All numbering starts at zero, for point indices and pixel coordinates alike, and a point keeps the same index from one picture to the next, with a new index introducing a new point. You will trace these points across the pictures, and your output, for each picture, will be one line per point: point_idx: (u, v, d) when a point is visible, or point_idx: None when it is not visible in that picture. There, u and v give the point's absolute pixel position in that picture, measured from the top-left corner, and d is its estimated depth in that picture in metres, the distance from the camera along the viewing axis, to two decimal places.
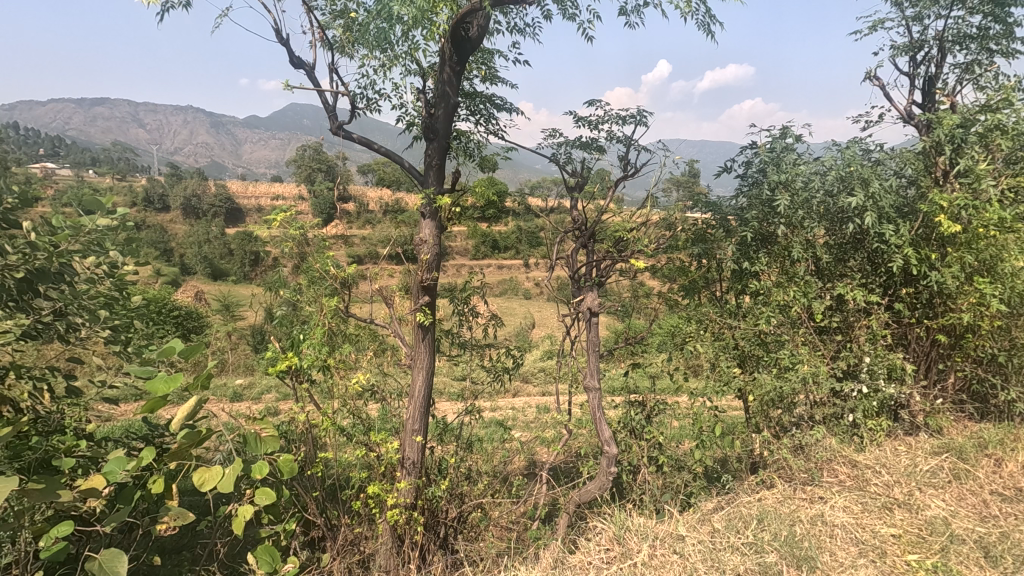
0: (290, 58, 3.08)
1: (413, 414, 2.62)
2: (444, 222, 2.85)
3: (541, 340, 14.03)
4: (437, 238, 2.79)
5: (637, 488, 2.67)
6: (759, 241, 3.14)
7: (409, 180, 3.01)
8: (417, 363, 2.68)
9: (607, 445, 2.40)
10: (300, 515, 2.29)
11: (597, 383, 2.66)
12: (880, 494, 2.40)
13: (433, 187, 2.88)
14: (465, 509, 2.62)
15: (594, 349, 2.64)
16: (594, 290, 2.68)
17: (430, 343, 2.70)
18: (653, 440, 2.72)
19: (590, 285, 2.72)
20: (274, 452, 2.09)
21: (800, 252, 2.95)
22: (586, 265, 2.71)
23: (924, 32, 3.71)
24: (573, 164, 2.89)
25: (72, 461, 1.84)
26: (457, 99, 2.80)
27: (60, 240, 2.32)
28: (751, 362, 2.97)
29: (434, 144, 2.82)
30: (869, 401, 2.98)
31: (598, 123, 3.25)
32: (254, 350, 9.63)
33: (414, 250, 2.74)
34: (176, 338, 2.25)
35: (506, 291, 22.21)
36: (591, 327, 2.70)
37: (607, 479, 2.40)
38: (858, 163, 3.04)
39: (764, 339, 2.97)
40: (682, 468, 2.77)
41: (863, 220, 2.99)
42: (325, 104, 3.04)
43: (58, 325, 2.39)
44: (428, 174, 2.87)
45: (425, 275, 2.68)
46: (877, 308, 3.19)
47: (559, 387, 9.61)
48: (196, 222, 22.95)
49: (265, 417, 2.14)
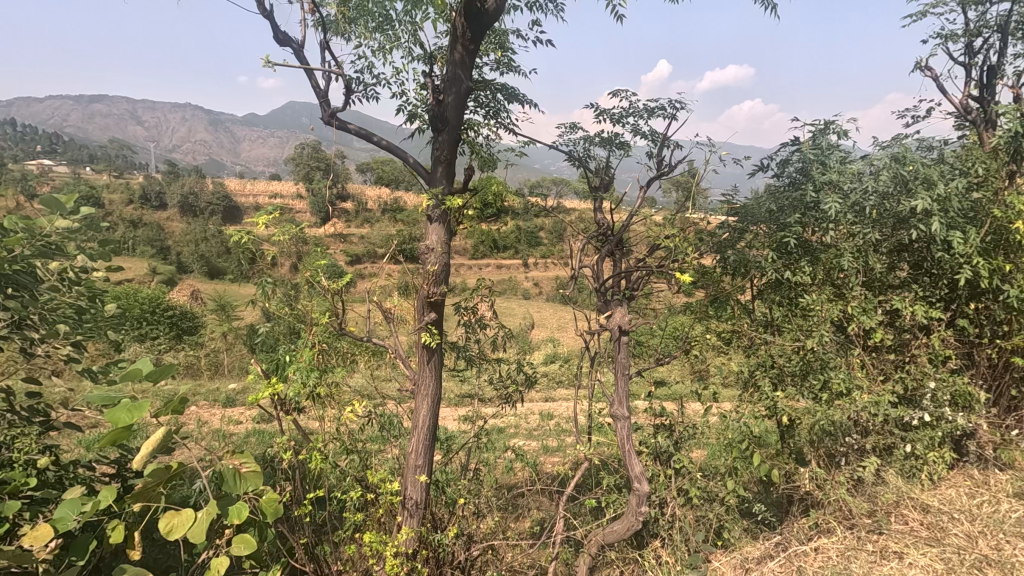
0: (276, 35, 2.78)
1: (416, 443, 2.42)
2: (453, 223, 2.58)
3: (542, 343, 13.83)
4: (445, 242, 2.51)
5: (665, 524, 2.42)
6: (803, 250, 2.90)
7: (414, 176, 2.74)
8: (421, 386, 2.43)
9: (637, 482, 2.17)
10: (285, 563, 1.98)
11: (625, 409, 2.37)
12: (967, 549, 2.18)
13: (441, 184, 2.61)
14: (473, 554, 2.33)
15: (625, 372, 2.44)
16: (624, 305, 2.43)
17: (435, 366, 2.43)
18: (682, 468, 2.50)
19: (619, 299, 2.46)
20: (258, 488, 1.82)
21: (852, 261, 2.70)
22: (613, 277, 2.45)
23: (989, 16, 3.44)
24: (595, 161, 2.79)
25: (15, 506, 1.56)
26: (469, 83, 2.50)
27: (15, 243, 2.01)
28: (790, 382, 2.74)
29: (443, 136, 2.54)
30: (934, 431, 2.71)
31: (622, 116, 3.01)
32: (251, 351, 9.43)
33: (418, 258, 2.46)
34: (145, 357, 1.97)
35: (507, 292, 21.97)
36: (620, 347, 2.45)
37: (635, 519, 2.17)
38: (917, 162, 2.80)
39: (808, 358, 2.70)
40: (713, 500, 2.56)
41: (928, 226, 2.72)
42: (318, 91, 2.77)
43: (15, 338, 2.10)
44: (434, 169, 2.61)
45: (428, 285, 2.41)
46: (939, 324, 2.96)
47: (562, 393, 9.42)
48: (195, 220, 22.79)
49: (246, 448, 1.86)
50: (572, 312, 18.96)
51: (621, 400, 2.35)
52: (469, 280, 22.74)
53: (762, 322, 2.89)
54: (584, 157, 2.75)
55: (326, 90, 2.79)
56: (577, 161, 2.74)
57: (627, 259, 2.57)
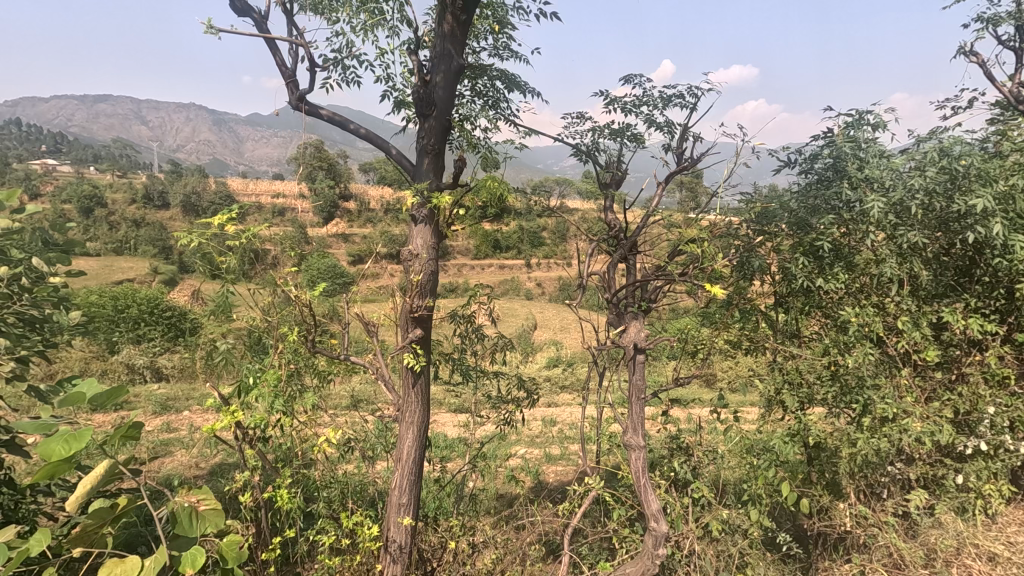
0: (233, 3, 2.69)
1: (402, 478, 2.55)
2: (441, 228, 2.55)
3: (543, 345, 13.65)
4: (430, 248, 2.50)
5: (684, 563, 2.20)
6: (834, 254, 2.72)
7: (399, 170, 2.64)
8: (407, 413, 2.52)
9: (656, 521, 1.97)
10: None
11: (640, 437, 2.16)
12: None
13: (429, 178, 2.49)
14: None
15: (639, 396, 2.19)
16: (639, 320, 2.22)
17: (420, 391, 2.51)
18: (703, 498, 2.31)
19: (634, 312, 2.25)
20: (220, 527, 1.62)
21: (896, 268, 2.52)
22: (626, 288, 2.23)
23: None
24: (606, 155, 2.58)
25: None
26: (460, 61, 2.41)
27: None
28: (816, 396, 2.64)
29: (429, 123, 2.43)
30: (992, 463, 2.80)
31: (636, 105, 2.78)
32: None
33: (403, 265, 2.47)
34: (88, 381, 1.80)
35: (510, 293, 21.75)
36: (635, 368, 2.21)
37: (652, 563, 1.98)
38: (973, 158, 2.59)
39: (837, 372, 2.60)
40: (735, 529, 2.36)
41: (988, 229, 2.53)
42: (282, 66, 2.71)
43: None
44: (423, 162, 2.50)
45: (413, 294, 2.41)
46: (993, 339, 2.90)
47: (565, 398, 9.25)
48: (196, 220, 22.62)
49: (206, 481, 1.65)
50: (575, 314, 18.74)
51: (637, 427, 2.14)
52: (472, 281, 22.54)
53: (789, 333, 2.80)
54: (595, 151, 2.55)
55: (291, 69, 2.75)
56: (589, 156, 2.54)
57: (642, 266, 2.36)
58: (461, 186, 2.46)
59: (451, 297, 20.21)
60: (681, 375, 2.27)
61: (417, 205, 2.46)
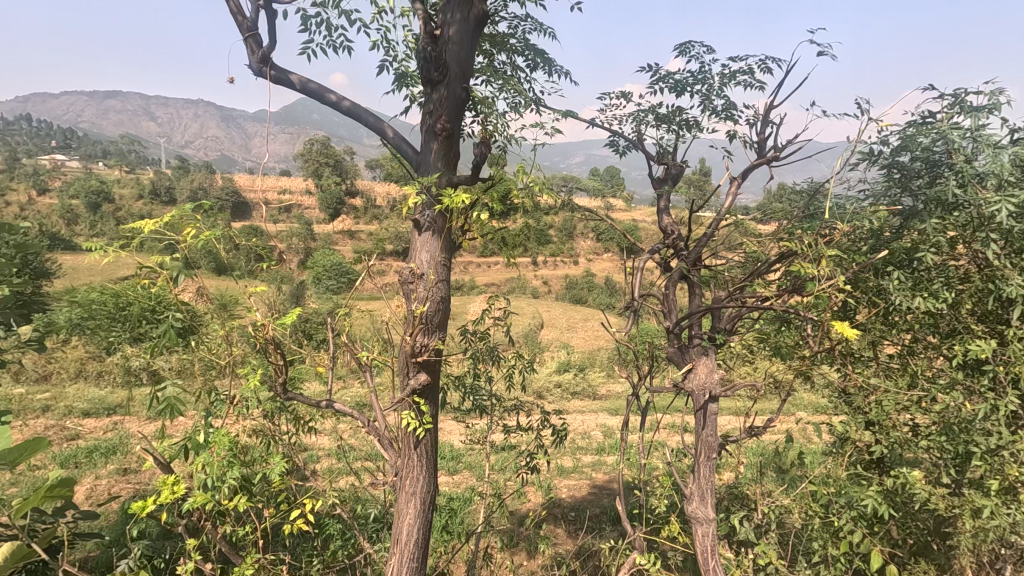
0: None
1: (403, 560, 2.42)
2: (450, 236, 2.39)
3: (551, 347, 13.40)
4: (436, 261, 2.35)
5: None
6: (938, 266, 2.46)
7: (405, 160, 2.40)
8: (409, 479, 2.38)
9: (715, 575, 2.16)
10: None
11: (706, 485, 2.26)
12: None
13: (438, 168, 2.26)
14: None
15: (708, 446, 2.25)
16: (711, 357, 2.23)
17: (423, 454, 2.38)
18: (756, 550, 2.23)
19: (701, 348, 2.23)
20: None
21: (1018, 286, 2.25)
22: (690, 325, 2.19)
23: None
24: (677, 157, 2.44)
25: None
26: (478, 10, 2.22)
27: None
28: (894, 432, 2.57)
29: (441, 95, 2.22)
30: None
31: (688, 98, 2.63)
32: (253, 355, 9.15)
33: (406, 289, 2.29)
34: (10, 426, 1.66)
35: (516, 292, 21.56)
36: (706, 417, 2.23)
37: None
38: None
39: (926, 405, 2.50)
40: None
41: None
42: (242, 17, 2.48)
43: None
44: (431, 154, 2.27)
45: (423, 319, 2.25)
46: None
47: (576, 403, 9.01)
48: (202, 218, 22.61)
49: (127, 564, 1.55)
50: (583, 313, 18.47)
51: (705, 487, 2.25)
52: (477, 279, 22.42)
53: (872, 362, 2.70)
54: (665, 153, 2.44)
55: (252, 21, 2.50)
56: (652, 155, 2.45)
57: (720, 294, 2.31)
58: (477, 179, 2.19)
59: (457, 295, 20.05)
60: (755, 421, 2.25)
61: (423, 208, 2.32)
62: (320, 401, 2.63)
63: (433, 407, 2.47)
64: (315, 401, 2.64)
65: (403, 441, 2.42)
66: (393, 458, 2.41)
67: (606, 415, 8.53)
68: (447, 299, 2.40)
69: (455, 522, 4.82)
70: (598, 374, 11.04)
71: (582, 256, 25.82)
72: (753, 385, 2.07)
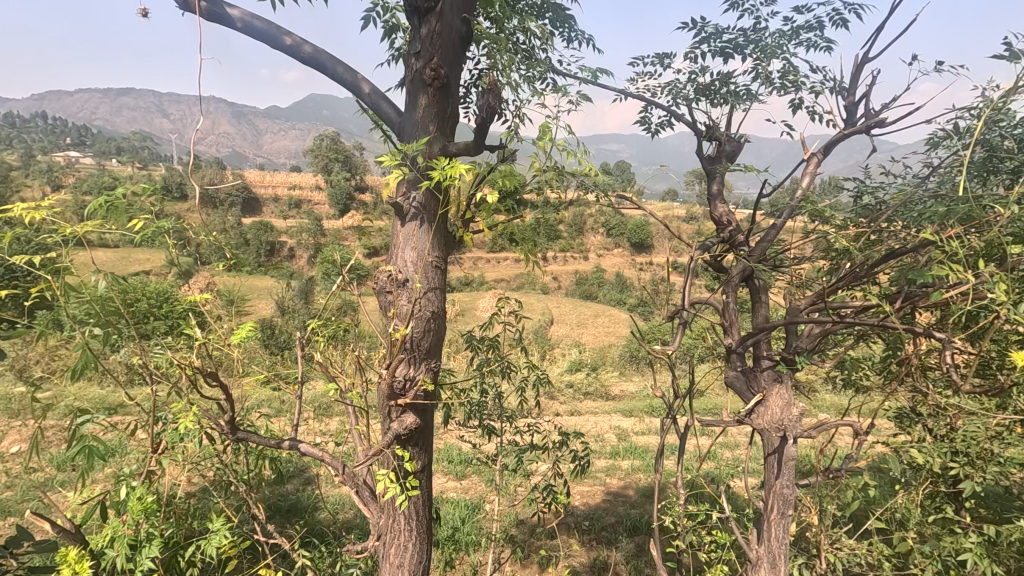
0: None
1: None
2: (439, 239, 2.13)
3: (561, 343, 13.21)
4: (423, 261, 2.08)
5: None
6: None
7: (391, 125, 2.17)
8: (393, 547, 2.16)
9: None
10: None
11: (776, 530, 2.15)
12: None
13: (431, 129, 2.04)
14: None
15: (784, 494, 2.15)
16: (784, 387, 2.18)
17: (409, 516, 2.17)
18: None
19: (771, 375, 2.19)
20: None
21: None
22: (760, 345, 2.18)
23: None
24: (728, 137, 2.41)
25: None
26: None
27: None
28: (988, 463, 2.32)
29: (431, 29, 1.99)
30: None
31: (728, 77, 2.58)
32: (262, 348, 9.15)
33: (382, 301, 2.07)
34: None
35: (526, 288, 21.28)
36: (783, 465, 2.14)
37: None
38: None
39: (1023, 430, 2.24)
40: None
41: None
42: None
43: None
44: (420, 114, 2.04)
45: (406, 342, 2.00)
46: None
47: (588, 403, 8.80)
48: (213, 212, 22.66)
49: None
50: (593, 309, 18.20)
51: (777, 550, 2.14)
52: (487, 275, 22.24)
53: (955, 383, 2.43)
54: (709, 130, 2.44)
55: None
56: (697, 135, 2.48)
57: (797, 305, 2.09)
58: (483, 134, 1.96)
59: (466, 290, 19.86)
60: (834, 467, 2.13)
61: (407, 194, 2.05)
62: (279, 442, 2.30)
63: (424, 455, 2.23)
64: (273, 442, 2.31)
65: (386, 500, 2.18)
66: (377, 518, 2.17)
67: (620, 415, 8.28)
68: (439, 311, 2.15)
69: (469, 530, 4.60)
70: (613, 374, 10.76)
71: (593, 251, 25.46)
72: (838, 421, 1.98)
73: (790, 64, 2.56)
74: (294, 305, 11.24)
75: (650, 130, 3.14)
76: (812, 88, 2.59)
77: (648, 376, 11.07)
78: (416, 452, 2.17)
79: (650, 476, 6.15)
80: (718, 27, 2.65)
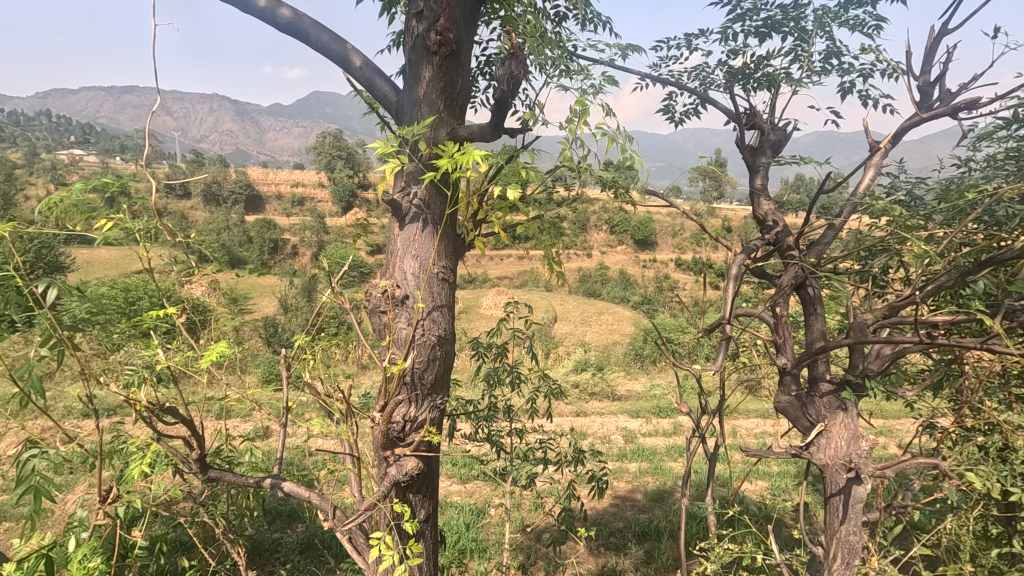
0: None
1: None
2: (444, 248, 1.99)
3: (564, 342, 13.07)
4: (426, 273, 1.94)
5: None
6: None
7: (386, 107, 2.05)
8: None
9: None
10: None
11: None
12: None
13: (438, 107, 1.90)
14: None
15: (852, 540, 1.96)
16: (847, 414, 2.01)
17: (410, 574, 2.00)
18: None
19: (831, 400, 2.04)
20: None
21: None
22: (819, 362, 2.07)
23: None
24: (769, 124, 2.25)
25: None
26: None
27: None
28: None
29: None
30: None
31: (765, 59, 2.43)
32: (267, 345, 9.14)
33: (376, 323, 1.96)
34: None
35: (529, 285, 21.18)
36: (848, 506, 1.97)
37: None
38: None
39: None
40: None
41: None
42: None
43: None
44: (426, 90, 1.89)
45: (406, 374, 1.87)
46: None
47: (593, 403, 8.67)
48: (217, 210, 22.70)
49: None
50: (596, 306, 18.04)
51: None
52: (489, 272, 22.14)
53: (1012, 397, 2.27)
54: (748, 118, 2.30)
55: None
56: (739, 123, 2.33)
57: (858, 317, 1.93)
58: (502, 107, 1.82)
59: (469, 288, 19.76)
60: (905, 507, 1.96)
61: (408, 193, 1.92)
62: (257, 480, 1.95)
63: (428, 504, 2.09)
64: (249, 480, 1.94)
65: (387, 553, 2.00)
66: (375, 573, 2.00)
67: (627, 416, 8.14)
68: (446, 332, 2.00)
69: (477, 537, 4.48)
70: (617, 374, 10.61)
71: (596, 248, 25.28)
72: (913, 457, 1.81)
73: (834, 43, 2.41)
74: (296, 303, 11.14)
75: (674, 118, 3.02)
76: (857, 68, 2.44)
77: (653, 376, 10.92)
78: (419, 500, 2.04)
79: (658, 479, 6.01)
80: (756, 3, 2.48)
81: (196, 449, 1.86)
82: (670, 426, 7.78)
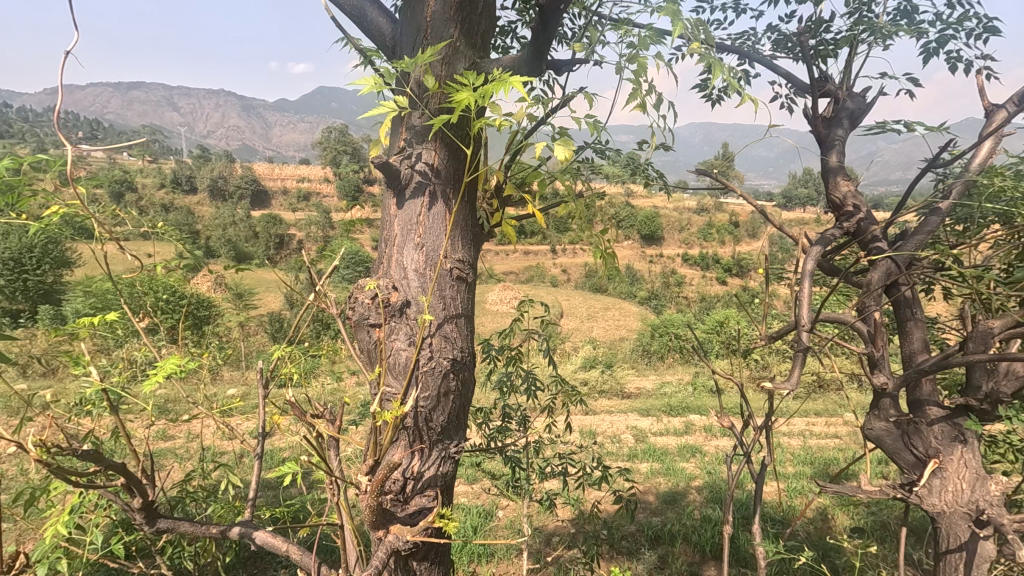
0: None
1: None
2: (455, 241, 1.82)
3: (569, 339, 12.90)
4: (434, 268, 1.78)
5: None
6: None
7: (378, 40, 1.88)
8: None
9: None
10: None
11: None
12: None
13: (449, 34, 1.71)
14: None
15: None
16: (963, 448, 1.81)
17: None
18: None
19: (942, 430, 1.83)
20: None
21: None
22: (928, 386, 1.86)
23: None
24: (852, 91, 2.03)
25: None
26: None
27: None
28: None
29: None
30: None
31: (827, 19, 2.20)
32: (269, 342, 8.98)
33: (366, 350, 1.79)
34: None
35: (535, 281, 21.01)
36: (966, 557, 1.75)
37: None
38: None
39: None
40: None
41: None
42: None
43: None
44: (432, 11, 1.71)
45: (407, 417, 1.70)
46: None
47: (602, 402, 8.48)
48: (222, 205, 22.61)
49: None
50: (602, 302, 17.85)
51: None
52: (495, 267, 21.97)
53: None
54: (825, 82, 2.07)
55: None
56: (817, 88, 2.08)
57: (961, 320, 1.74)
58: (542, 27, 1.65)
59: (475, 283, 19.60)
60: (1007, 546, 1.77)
61: (409, 158, 1.75)
62: (223, 529, 1.61)
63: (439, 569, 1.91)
64: (211, 530, 1.58)
65: None
66: None
67: (637, 415, 7.96)
68: (460, 352, 1.81)
69: (484, 541, 4.32)
70: (627, 371, 10.42)
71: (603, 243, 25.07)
72: None
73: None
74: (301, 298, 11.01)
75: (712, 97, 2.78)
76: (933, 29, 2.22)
77: (662, 373, 10.73)
78: (425, 568, 1.86)
79: (672, 481, 5.82)
80: None
81: (138, 498, 1.46)
82: (682, 426, 7.59)
